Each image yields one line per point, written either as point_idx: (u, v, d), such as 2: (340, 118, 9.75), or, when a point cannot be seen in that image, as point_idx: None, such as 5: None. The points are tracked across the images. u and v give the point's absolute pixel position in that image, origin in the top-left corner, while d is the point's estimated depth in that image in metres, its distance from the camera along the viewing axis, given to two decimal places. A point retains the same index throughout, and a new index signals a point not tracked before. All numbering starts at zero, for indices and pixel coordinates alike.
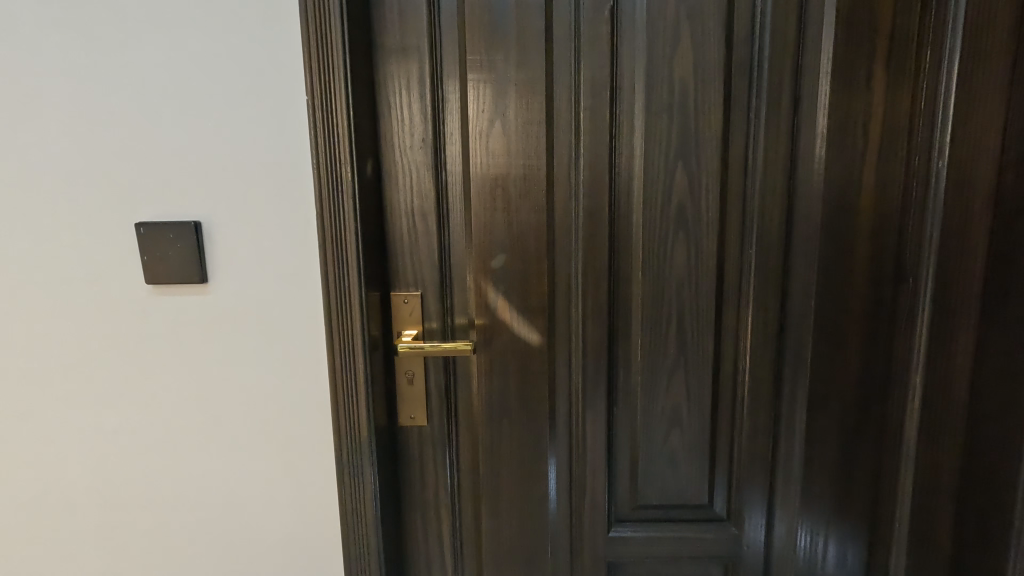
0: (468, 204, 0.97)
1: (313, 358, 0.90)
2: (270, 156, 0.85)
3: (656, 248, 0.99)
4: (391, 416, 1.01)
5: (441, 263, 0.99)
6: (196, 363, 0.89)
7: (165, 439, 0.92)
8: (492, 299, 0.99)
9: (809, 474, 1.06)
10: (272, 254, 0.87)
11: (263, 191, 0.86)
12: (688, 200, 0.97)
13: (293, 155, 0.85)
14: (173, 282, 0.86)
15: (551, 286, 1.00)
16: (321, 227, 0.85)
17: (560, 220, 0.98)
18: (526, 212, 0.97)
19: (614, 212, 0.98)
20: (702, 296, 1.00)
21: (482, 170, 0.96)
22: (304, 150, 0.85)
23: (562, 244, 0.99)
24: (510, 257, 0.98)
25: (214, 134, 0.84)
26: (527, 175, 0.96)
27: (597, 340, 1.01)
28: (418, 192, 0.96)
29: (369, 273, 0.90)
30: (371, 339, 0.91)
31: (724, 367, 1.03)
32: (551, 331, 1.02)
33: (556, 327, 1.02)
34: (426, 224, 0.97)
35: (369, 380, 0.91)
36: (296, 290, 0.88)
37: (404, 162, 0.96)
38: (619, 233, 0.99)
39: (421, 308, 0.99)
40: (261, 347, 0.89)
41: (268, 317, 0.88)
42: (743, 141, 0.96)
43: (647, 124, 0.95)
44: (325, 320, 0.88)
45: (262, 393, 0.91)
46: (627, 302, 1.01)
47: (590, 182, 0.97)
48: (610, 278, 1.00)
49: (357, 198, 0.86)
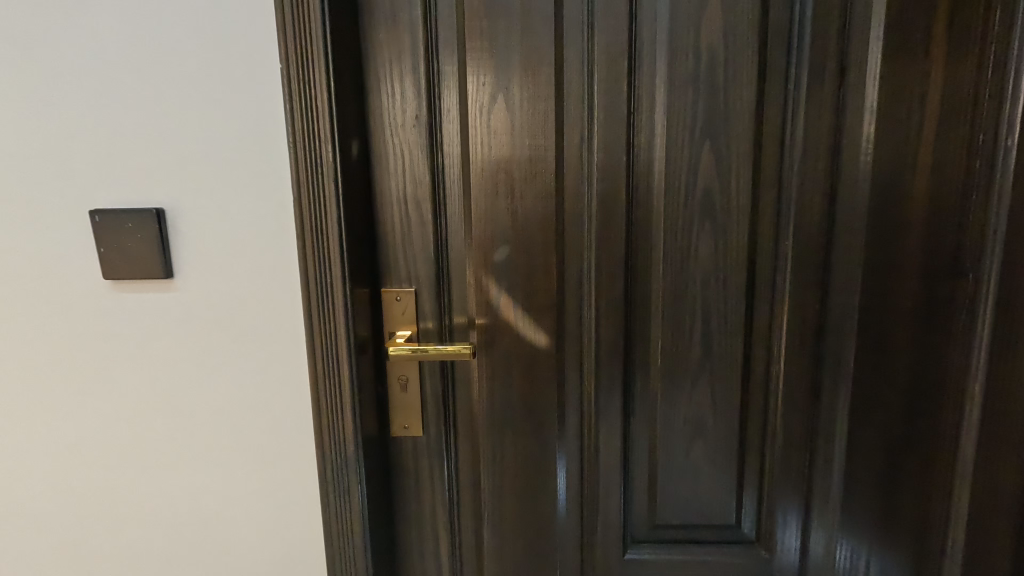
0: (468, 192, 0.87)
1: (293, 362, 0.81)
2: (241, 136, 0.75)
3: (678, 239, 0.87)
4: (383, 426, 0.91)
5: (437, 258, 0.88)
6: (162, 368, 0.80)
7: (130, 451, 0.83)
8: (494, 297, 0.89)
9: (850, 493, 0.95)
10: (244, 247, 0.77)
11: (234, 175, 0.76)
12: (716, 185, 0.86)
13: (267, 134, 0.75)
14: (135, 278, 0.77)
15: (560, 282, 0.89)
16: (300, 216, 0.75)
17: (570, 208, 0.87)
18: (532, 200, 0.86)
19: (631, 199, 0.87)
20: (730, 293, 0.89)
21: (483, 152, 0.85)
22: (280, 129, 0.75)
23: (573, 235, 0.88)
24: (514, 250, 0.88)
25: (178, 111, 0.74)
26: (533, 158, 0.86)
27: (612, 343, 0.90)
28: (411, 178, 0.86)
29: (355, 268, 0.80)
30: (358, 342, 0.81)
31: (754, 373, 0.92)
32: (560, 333, 0.91)
33: (567, 327, 0.91)
34: (420, 213, 0.87)
35: (356, 387, 0.81)
36: (273, 286, 0.78)
37: (395, 143, 0.85)
38: (637, 223, 0.88)
39: (415, 307, 0.89)
40: (235, 350, 0.80)
41: (243, 317, 0.79)
42: (780, 118, 0.84)
43: (670, 98, 0.84)
44: (305, 320, 0.78)
45: (237, 402, 0.82)
46: (644, 299, 0.90)
47: (605, 165, 0.86)
48: (626, 273, 0.89)
49: (340, 183, 0.76)
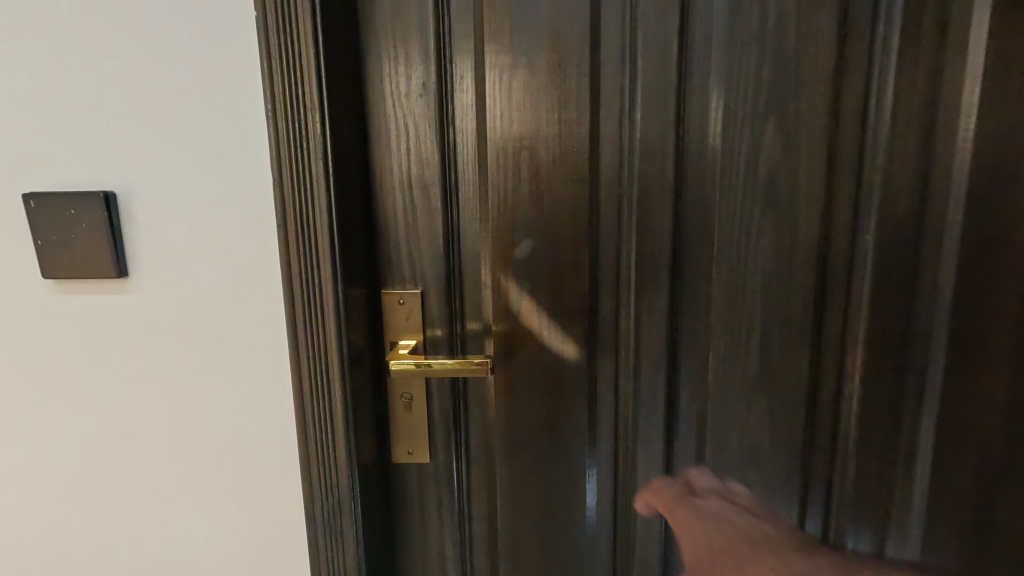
0: (484, 174, 0.73)
1: (275, 377, 0.68)
2: (208, 102, 0.61)
3: (735, 230, 0.73)
4: (383, 450, 0.78)
5: (447, 252, 0.74)
6: (119, 382, 0.68)
7: (84, 479, 0.70)
8: (514, 300, 0.75)
9: (934, 534, 0.80)
10: (213, 239, 0.64)
11: (200, 151, 0.62)
12: (782, 168, 0.71)
13: (239, 99, 0.61)
14: (83, 277, 0.64)
15: (593, 282, 0.75)
16: (281, 201, 0.62)
17: (606, 195, 0.73)
18: (560, 184, 0.72)
19: (679, 183, 0.72)
20: (795, 297, 0.75)
21: (502, 127, 0.71)
22: (255, 95, 0.61)
23: (609, 226, 0.74)
24: (538, 243, 0.74)
25: (130, 72, 0.61)
26: (561, 134, 0.72)
27: (653, 355, 0.77)
28: (416, 158, 0.72)
29: (349, 265, 0.67)
30: (352, 354, 0.68)
31: (822, 392, 0.77)
32: (591, 342, 0.77)
33: (599, 336, 0.77)
34: (428, 200, 0.73)
35: (350, 407, 0.68)
36: (249, 287, 0.65)
37: (398, 116, 0.71)
38: (685, 211, 0.73)
39: (421, 312, 0.75)
40: (205, 362, 0.67)
41: (214, 323, 0.66)
42: (863, 86, 0.70)
43: (730, 61, 0.69)
44: (289, 328, 0.65)
45: (209, 423, 0.69)
46: (692, 303, 0.76)
47: (649, 142, 0.71)
48: (671, 271, 0.74)
49: (330, 161, 0.62)
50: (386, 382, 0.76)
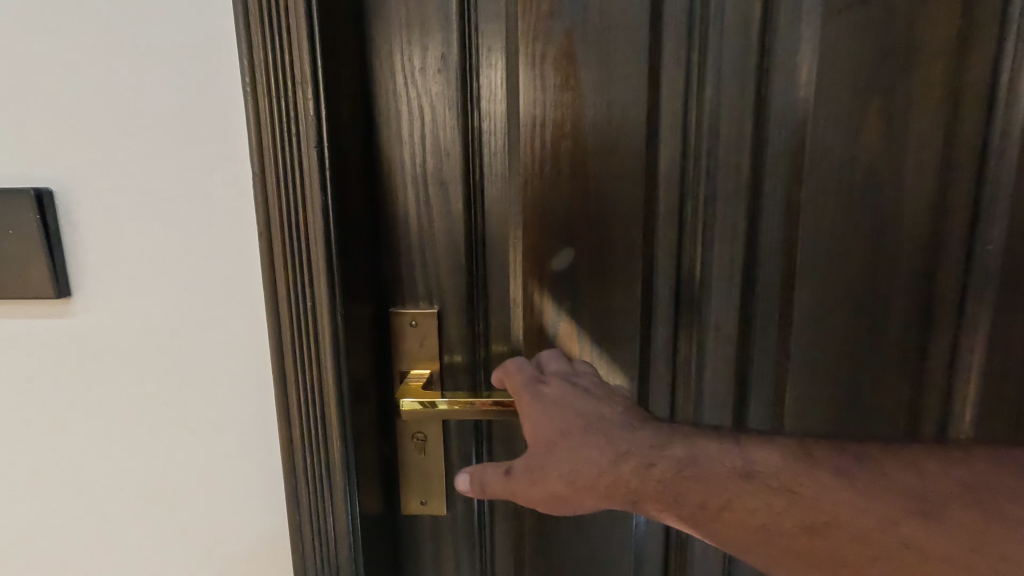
0: (517, 169, 0.59)
1: (257, 419, 0.55)
2: (166, 74, 0.48)
3: (824, 237, 0.59)
4: (391, 499, 0.65)
5: (469, 264, 0.61)
6: (70, 420, 0.55)
7: (33, 533, 0.59)
8: (550, 320, 0.62)
9: None
10: (178, 250, 0.51)
11: (159, 139, 0.49)
12: (885, 162, 0.58)
13: (208, 70, 0.48)
14: (21, 297, 0.52)
15: (646, 300, 0.62)
16: (263, 201, 0.48)
17: (667, 194, 0.59)
18: (609, 181, 0.59)
19: (758, 179, 0.58)
20: (893, 320, 0.61)
21: (541, 110, 0.58)
22: (227, 66, 0.48)
23: (668, 232, 0.60)
24: (581, 252, 0.61)
25: (66, 37, 0.47)
26: (613, 118, 0.58)
27: (717, 389, 0.63)
28: (433, 148, 0.58)
29: (351, 281, 0.53)
30: (354, 391, 0.55)
31: (923, 435, 0.64)
32: (642, 371, 0.64)
33: (652, 365, 0.64)
34: (447, 200, 0.59)
35: (351, 456, 0.55)
36: (224, 309, 0.52)
37: (411, 95, 0.57)
38: (764, 214, 0.59)
39: (438, 336, 0.62)
40: (174, 397, 0.55)
41: (181, 353, 0.53)
42: (993, 59, 0.55)
43: (827, 25, 0.55)
44: (275, 360, 0.52)
45: (180, 470, 0.57)
46: (767, 325, 0.62)
47: (722, 127, 0.57)
48: (743, 287, 0.61)
49: (326, 150, 0.48)
50: (394, 419, 0.63)
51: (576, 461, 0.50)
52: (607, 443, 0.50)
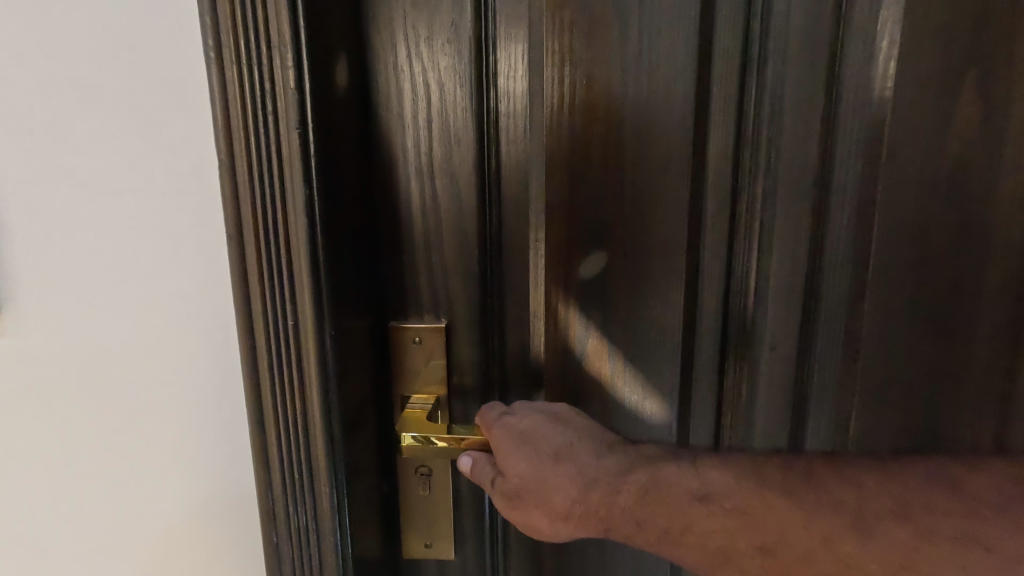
0: (541, 158, 0.50)
1: (227, 458, 0.47)
2: (107, 42, 0.39)
3: (906, 240, 0.50)
4: (391, 540, 0.56)
5: (483, 270, 0.52)
6: (10, 456, 0.47)
7: None
8: (577, 336, 0.54)
9: None
10: (129, 258, 0.42)
11: (100, 123, 0.40)
12: (981, 151, 0.48)
13: (159, 37, 0.39)
14: None
15: (689, 313, 0.53)
16: (235, 195, 0.39)
17: (717, 189, 0.50)
18: (649, 174, 0.50)
19: (826, 171, 0.49)
20: (987, 339, 0.51)
21: (570, 90, 0.49)
22: (183, 31, 0.39)
23: (716, 234, 0.51)
24: (614, 257, 0.52)
25: None
26: (655, 98, 0.49)
27: (770, 415, 0.55)
28: (441, 132, 0.49)
29: (344, 292, 0.44)
30: (348, 423, 0.46)
31: None
32: (683, 395, 0.55)
33: (695, 388, 0.55)
34: (458, 195, 0.50)
35: (344, 498, 0.46)
36: (184, 329, 0.44)
37: (415, 68, 0.48)
38: (833, 213, 0.50)
39: (446, 354, 0.53)
40: (133, 427, 0.46)
41: (135, 381, 0.45)
42: None
43: None
44: (252, 386, 0.43)
45: (141, 512, 0.48)
46: (834, 343, 0.53)
47: (785, 109, 0.48)
48: (804, 298, 0.52)
49: (311, 132, 0.39)
50: (396, 449, 0.54)
51: (547, 487, 0.44)
52: (585, 467, 0.44)
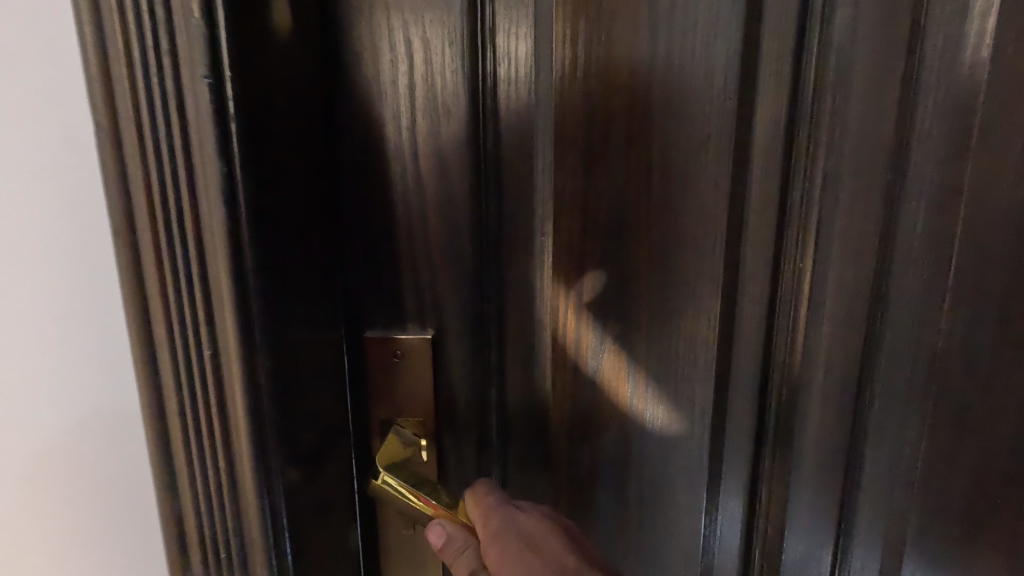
0: (548, 137, 0.41)
1: (129, 483, 0.41)
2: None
3: (1000, 239, 0.40)
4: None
5: (478, 273, 0.43)
6: None
7: None
8: (590, 350, 0.45)
9: None
10: (15, 250, 0.37)
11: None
12: None
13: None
14: None
15: (727, 326, 0.44)
16: (139, 169, 0.32)
17: (763, 176, 0.41)
18: (680, 157, 0.41)
19: (901, 152, 0.40)
20: None
21: (584, 51, 0.40)
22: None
23: (761, 230, 0.42)
24: (636, 257, 0.43)
25: None
26: (690, 63, 0.40)
27: (823, 446, 0.46)
28: (426, 104, 0.40)
29: (285, 288, 0.36)
30: (294, 448, 0.38)
31: None
32: (716, 419, 0.46)
33: (732, 412, 0.46)
34: (446, 182, 0.41)
35: (292, 539, 0.38)
36: (80, 333, 0.38)
37: (395, 22, 0.38)
38: (909, 205, 0.40)
39: (434, 371, 0.45)
40: (20, 441, 0.40)
41: (24, 390, 0.40)
42: None
43: None
44: (162, 399, 0.36)
45: (39, 535, 0.42)
46: (903, 364, 0.43)
47: (854, 75, 0.39)
48: (868, 309, 0.43)
49: (229, 82, 0.31)
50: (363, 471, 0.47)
51: None
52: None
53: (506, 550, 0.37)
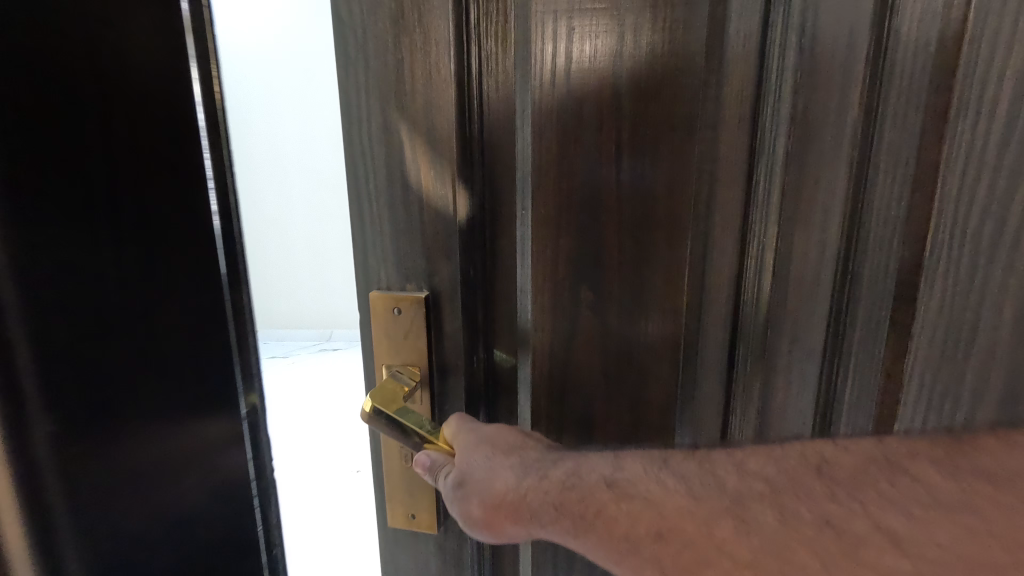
0: (527, 121, 0.46)
1: None
2: None
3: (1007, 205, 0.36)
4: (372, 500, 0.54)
5: (468, 242, 0.49)
6: None
7: None
8: (566, 316, 0.50)
9: None
10: None
11: None
12: None
13: None
14: None
15: (700, 295, 0.47)
16: None
17: (730, 155, 0.44)
18: (650, 138, 0.44)
19: (871, 127, 0.41)
20: None
21: (561, 44, 0.44)
22: None
23: (729, 204, 0.45)
24: (606, 230, 0.47)
25: None
26: (659, 48, 0.43)
27: (792, 414, 0.48)
28: (422, 91, 0.46)
29: (44, 243, 0.37)
30: (70, 404, 0.39)
31: None
32: (687, 386, 0.49)
33: (701, 381, 0.49)
34: (439, 160, 0.47)
35: (71, 517, 0.39)
36: None
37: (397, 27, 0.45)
38: (884, 178, 0.41)
39: (428, 327, 0.51)
40: None
41: None
42: None
43: None
44: None
45: None
46: (877, 337, 0.44)
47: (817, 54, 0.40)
48: (837, 280, 0.44)
49: None
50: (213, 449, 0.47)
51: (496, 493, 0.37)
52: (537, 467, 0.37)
53: (470, 465, 0.39)
